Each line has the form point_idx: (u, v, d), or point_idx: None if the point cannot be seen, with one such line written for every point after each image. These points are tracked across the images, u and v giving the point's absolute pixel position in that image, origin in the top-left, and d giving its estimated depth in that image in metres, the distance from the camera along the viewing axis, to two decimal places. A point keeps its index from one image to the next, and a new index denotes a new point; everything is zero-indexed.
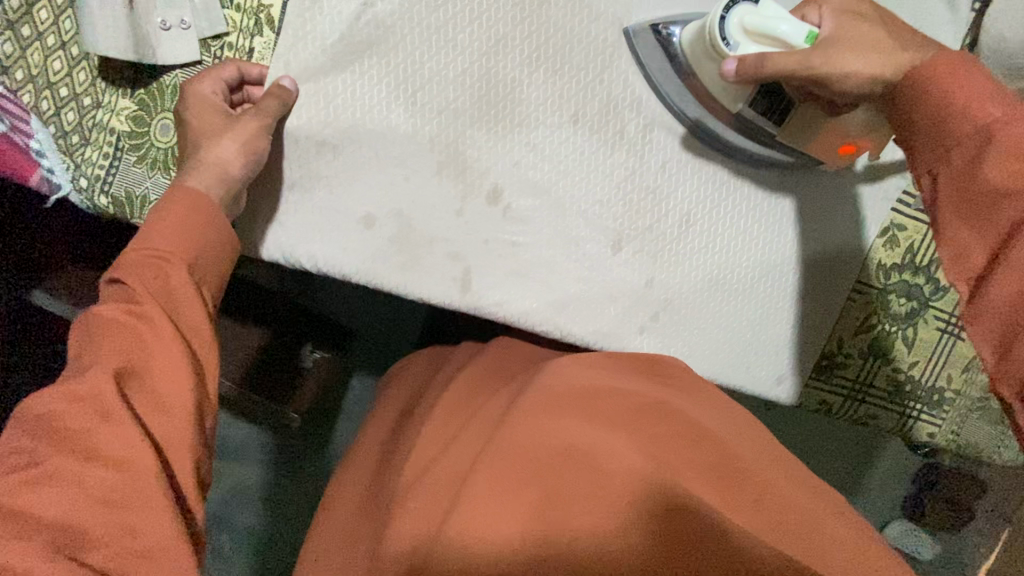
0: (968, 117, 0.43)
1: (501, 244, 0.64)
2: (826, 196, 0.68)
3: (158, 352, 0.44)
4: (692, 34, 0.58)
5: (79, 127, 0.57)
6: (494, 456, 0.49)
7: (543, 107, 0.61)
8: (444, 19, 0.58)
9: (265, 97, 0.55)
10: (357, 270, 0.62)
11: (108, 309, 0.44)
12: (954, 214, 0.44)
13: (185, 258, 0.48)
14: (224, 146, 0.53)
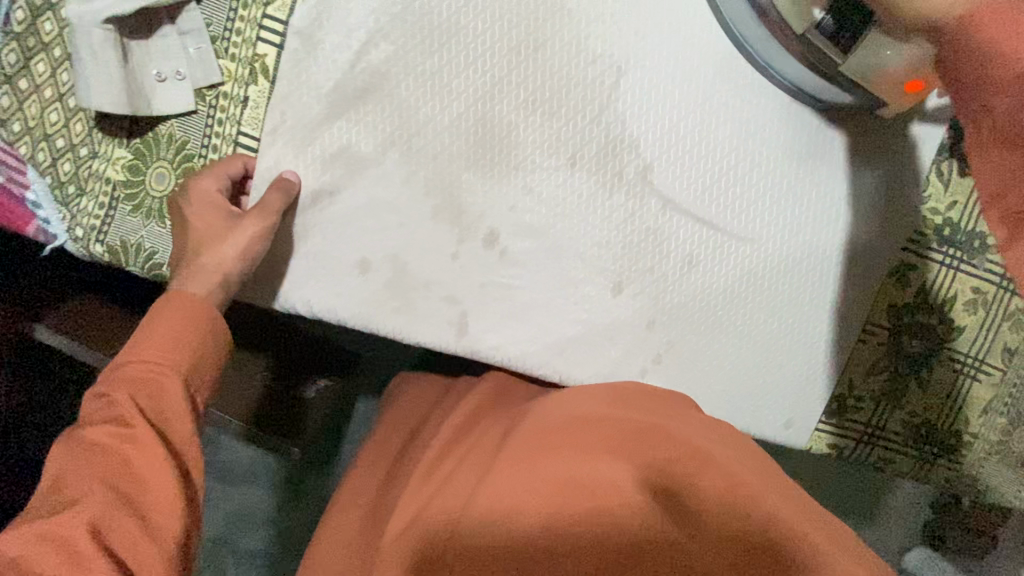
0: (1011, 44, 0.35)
1: (497, 286, 0.63)
2: (856, 197, 0.65)
3: (147, 475, 0.47)
4: None
5: (75, 177, 0.57)
6: (480, 508, 0.48)
7: (540, 148, 0.61)
8: (440, 64, 0.57)
9: (270, 191, 0.56)
10: (352, 315, 0.61)
11: (95, 430, 0.48)
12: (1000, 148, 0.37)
13: (180, 368, 0.53)
14: (226, 250, 0.55)
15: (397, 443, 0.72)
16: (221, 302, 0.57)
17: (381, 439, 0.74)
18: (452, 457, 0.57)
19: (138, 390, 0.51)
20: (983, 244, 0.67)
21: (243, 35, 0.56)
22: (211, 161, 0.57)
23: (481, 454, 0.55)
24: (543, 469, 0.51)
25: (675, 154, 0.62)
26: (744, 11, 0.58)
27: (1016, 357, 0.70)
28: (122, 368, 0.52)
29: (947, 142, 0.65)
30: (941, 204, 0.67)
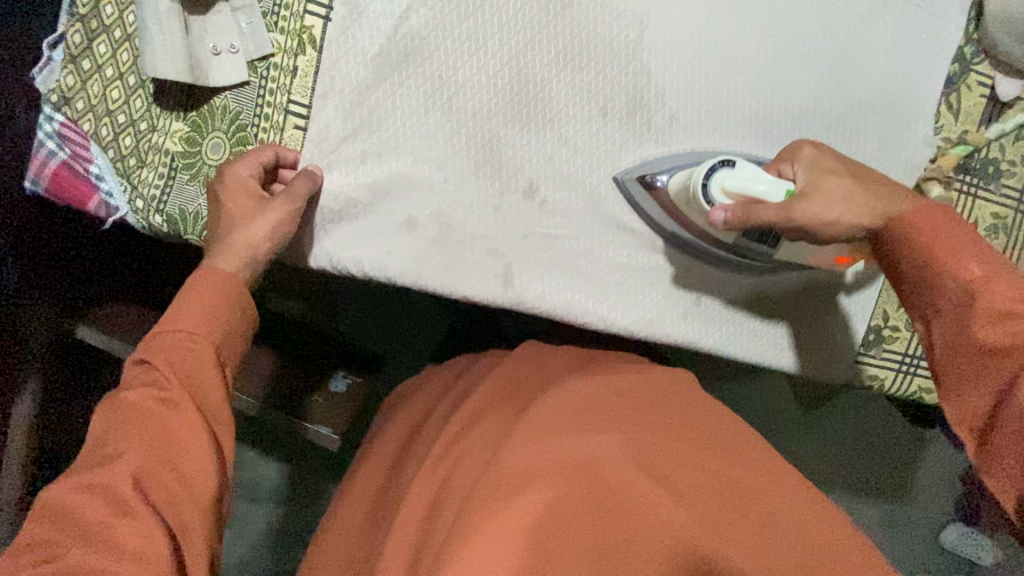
0: (952, 268, 0.48)
1: (539, 238, 0.65)
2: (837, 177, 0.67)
3: (185, 435, 0.48)
4: (679, 185, 0.62)
5: (136, 151, 0.59)
6: (514, 448, 0.50)
7: (572, 103, 0.64)
8: (476, 27, 0.61)
9: (297, 179, 0.59)
10: (402, 272, 0.63)
11: (135, 392, 0.49)
12: (946, 354, 0.49)
13: (213, 337, 0.53)
14: (257, 229, 0.57)
15: (427, 396, 0.71)
16: (248, 281, 0.58)
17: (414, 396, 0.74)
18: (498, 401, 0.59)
19: (173, 357, 0.51)
20: (996, 170, 0.70)
21: (292, 9, 0.59)
22: (244, 153, 0.59)
23: (512, 417, 0.55)
24: (573, 428, 0.52)
25: (699, 101, 0.65)
26: (664, 216, 0.65)
27: None
28: (160, 337, 0.52)
29: (954, 74, 0.69)
30: (954, 134, 0.69)
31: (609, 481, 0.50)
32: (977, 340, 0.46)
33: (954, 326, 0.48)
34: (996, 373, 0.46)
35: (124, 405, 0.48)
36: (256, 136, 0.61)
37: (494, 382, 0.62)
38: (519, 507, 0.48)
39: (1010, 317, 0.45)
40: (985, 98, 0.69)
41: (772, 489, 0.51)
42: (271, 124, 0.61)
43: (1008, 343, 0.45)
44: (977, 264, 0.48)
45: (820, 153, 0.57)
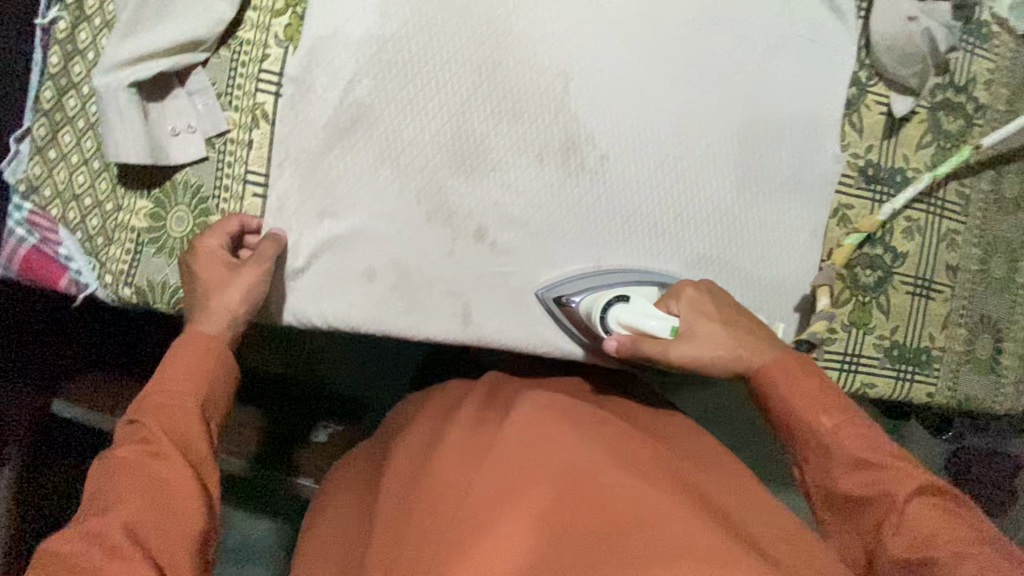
0: (810, 420, 0.56)
1: (492, 276, 0.70)
2: (748, 224, 0.74)
3: (173, 482, 0.51)
4: (587, 311, 0.68)
5: (103, 230, 0.63)
6: (506, 463, 0.55)
7: (510, 152, 0.70)
8: (415, 92, 0.67)
9: (264, 241, 0.63)
10: (364, 320, 0.67)
11: (126, 449, 0.52)
12: (820, 496, 0.56)
13: (197, 396, 0.57)
14: (230, 294, 0.61)
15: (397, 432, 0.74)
16: (230, 342, 0.61)
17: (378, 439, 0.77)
18: (480, 427, 0.62)
19: (161, 415, 0.54)
20: (904, 178, 0.77)
21: (244, 88, 0.64)
22: (212, 224, 0.63)
23: (486, 442, 0.59)
24: (556, 440, 0.57)
25: (627, 142, 0.72)
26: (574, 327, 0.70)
27: (960, 274, 0.79)
28: (150, 396, 0.55)
29: (853, 95, 0.76)
30: (859, 149, 0.77)
31: (606, 477, 0.54)
32: (842, 487, 0.53)
33: (825, 474, 0.55)
34: (867, 517, 0.52)
35: (115, 463, 0.51)
36: (217, 206, 0.65)
37: (466, 414, 0.65)
38: (516, 517, 0.51)
39: (862, 466, 0.53)
40: (884, 115, 0.76)
41: (727, 492, 0.57)
42: (231, 194, 0.65)
43: (865, 491, 0.52)
44: (831, 416, 0.55)
45: (700, 296, 0.64)
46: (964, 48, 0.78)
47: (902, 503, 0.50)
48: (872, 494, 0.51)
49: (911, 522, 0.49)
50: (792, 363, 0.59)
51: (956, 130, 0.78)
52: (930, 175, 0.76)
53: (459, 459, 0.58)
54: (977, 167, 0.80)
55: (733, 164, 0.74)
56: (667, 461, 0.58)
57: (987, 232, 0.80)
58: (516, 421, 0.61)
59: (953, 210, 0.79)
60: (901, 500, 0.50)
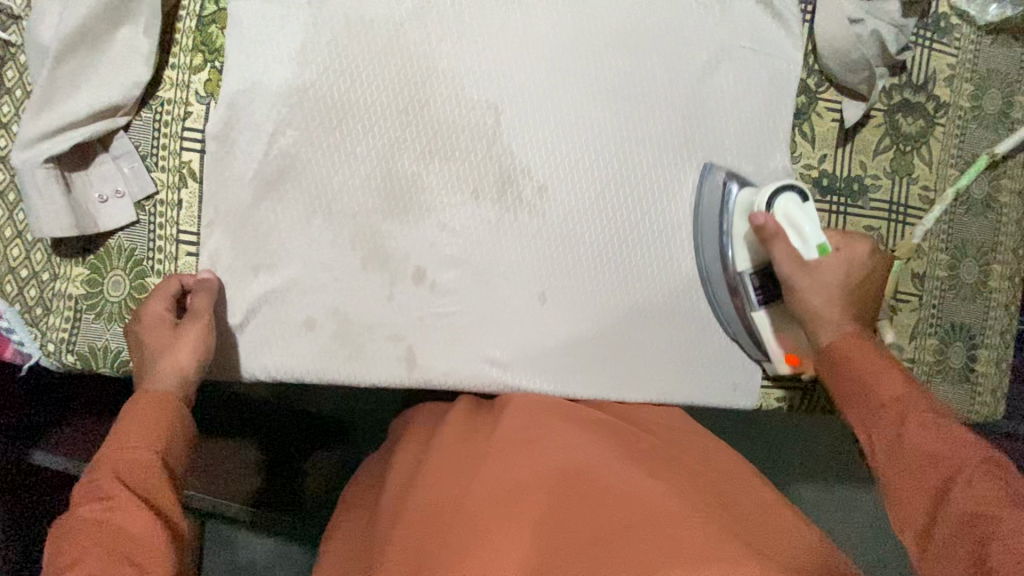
0: (879, 386, 0.52)
1: (434, 317, 0.69)
2: (713, 210, 0.71)
3: (137, 532, 0.46)
4: (745, 200, 0.68)
5: (42, 300, 0.64)
6: (499, 467, 0.53)
7: (444, 190, 0.68)
8: (342, 137, 0.66)
9: (198, 294, 0.62)
10: (307, 370, 0.67)
11: (85, 509, 0.47)
12: (884, 464, 0.49)
13: (157, 446, 0.53)
14: (172, 355, 0.59)
15: (376, 480, 0.69)
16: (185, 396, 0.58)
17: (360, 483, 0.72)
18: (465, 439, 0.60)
19: (121, 469, 0.50)
20: (862, 186, 0.74)
21: (168, 148, 0.64)
22: (153, 288, 0.63)
23: (472, 454, 0.57)
24: (548, 444, 0.56)
25: (565, 172, 0.70)
26: (711, 230, 0.71)
27: (928, 281, 0.76)
28: (107, 453, 0.51)
29: (802, 102, 0.73)
30: (812, 160, 0.74)
31: (601, 472, 0.52)
32: (908, 444, 0.47)
33: (889, 438, 0.49)
34: (933, 480, 0.45)
35: (72, 525, 0.46)
36: (153, 268, 0.65)
37: (449, 429, 0.63)
38: (513, 520, 0.48)
39: (936, 425, 0.47)
40: (836, 122, 0.74)
41: (733, 494, 0.53)
42: (165, 255, 0.65)
43: (936, 448, 0.46)
44: (901, 382, 0.52)
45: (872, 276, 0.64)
46: (920, 45, 0.74)
47: (973, 463, 0.43)
48: (941, 454, 0.45)
49: (980, 481, 0.42)
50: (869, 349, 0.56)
51: (916, 132, 0.75)
52: (953, 189, 0.74)
53: (444, 478, 0.55)
54: (941, 169, 0.76)
55: (680, 185, 0.71)
56: (668, 464, 0.56)
57: (954, 236, 0.77)
58: (505, 429, 0.59)
59: (917, 218, 0.76)
60: (974, 462, 0.43)
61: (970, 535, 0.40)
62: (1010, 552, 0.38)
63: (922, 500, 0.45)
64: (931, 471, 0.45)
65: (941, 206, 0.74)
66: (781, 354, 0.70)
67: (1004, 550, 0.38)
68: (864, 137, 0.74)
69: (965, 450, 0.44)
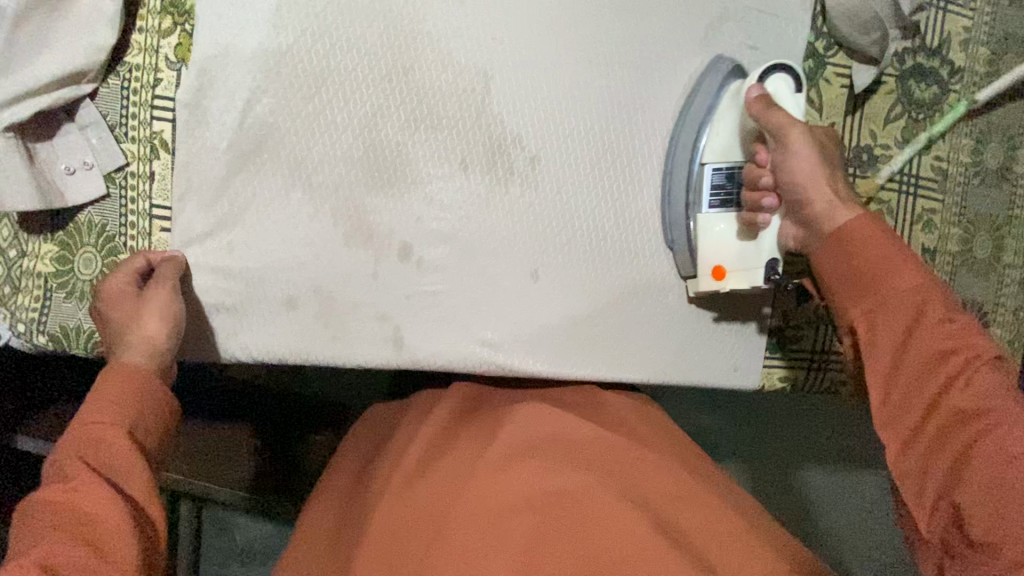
0: (897, 278, 0.50)
1: (421, 296, 0.66)
2: (698, 107, 0.67)
3: (96, 512, 0.45)
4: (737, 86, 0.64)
5: (10, 279, 0.61)
6: (487, 486, 0.53)
7: (431, 161, 0.65)
8: (322, 105, 0.62)
9: (163, 265, 0.60)
10: (289, 351, 0.65)
11: (46, 490, 0.46)
12: (890, 356, 0.49)
13: (123, 424, 0.51)
14: (140, 326, 0.56)
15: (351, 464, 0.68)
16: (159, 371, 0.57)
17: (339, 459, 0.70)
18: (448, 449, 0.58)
19: (87, 449, 0.49)
20: (872, 156, 0.70)
21: (139, 117, 0.61)
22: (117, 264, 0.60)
23: (456, 466, 0.56)
24: (535, 458, 0.55)
25: (558, 142, 0.66)
26: (690, 128, 0.67)
27: (939, 257, 0.73)
28: (73, 431, 0.50)
29: (810, 65, 0.69)
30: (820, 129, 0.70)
31: (587, 492, 0.53)
32: (921, 347, 0.48)
33: (900, 337, 0.49)
34: (938, 380, 0.47)
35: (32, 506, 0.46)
36: (126, 244, 0.62)
37: (432, 430, 0.61)
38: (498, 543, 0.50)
39: (948, 326, 0.47)
40: (845, 88, 0.69)
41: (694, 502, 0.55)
42: (138, 231, 0.62)
43: (947, 350, 0.47)
44: (913, 275, 0.50)
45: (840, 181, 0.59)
46: (934, 5, 0.70)
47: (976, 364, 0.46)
48: (950, 354, 0.47)
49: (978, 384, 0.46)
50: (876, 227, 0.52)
51: (930, 99, 0.71)
52: (926, 135, 0.70)
53: (427, 487, 0.55)
54: (955, 138, 0.72)
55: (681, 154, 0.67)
56: (649, 475, 0.57)
57: (967, 209, 0.73)
58: (500, 443, 0.56)
59: (929, 190, 0.72)
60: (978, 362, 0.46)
61: (963, 429, 0.45)
62: (1001, 451, 0.43)
63: (925, 386, 0.47)
64: (943, 363, 0.47)
65: (910, 149, 0.70)
66: (711, 263, 0.66)
67: (985, 451, 0.44)
68: (874, 104, 0.70)
69: (980, 347, 0.47)
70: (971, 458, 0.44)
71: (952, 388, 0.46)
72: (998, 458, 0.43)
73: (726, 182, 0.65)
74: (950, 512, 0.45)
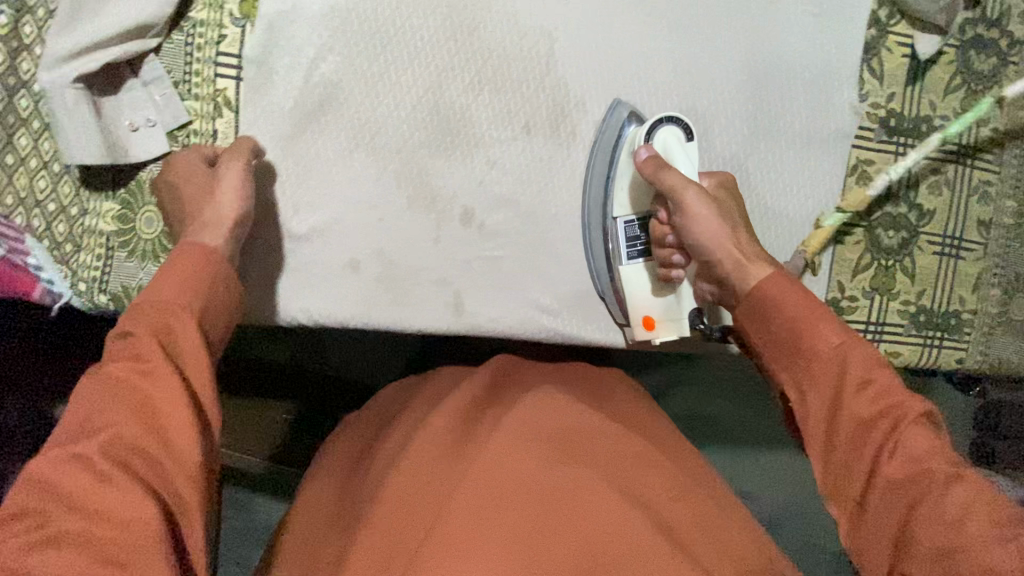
0: (814, 342, 0.47)
1: (482, 261, 0.66)
2: (606, 151, 0.65)
3: (166, 405, 0.43)
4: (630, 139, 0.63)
5: (71, 236, 0.60)
6: (475, 479, 0.51)
7: (494, 125, 0.64)
8: (387, 66, 0.62)
9: (241, 143, 0.59)
10: (351, 315, 0.64)
11: (115, 366, 0.44)
12: (823, 418, 0.46)
13: (193, 310, 0.48)
14: (221, 201, 0.54)
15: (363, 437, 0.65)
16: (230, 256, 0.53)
17: (353, 426, 0.68)
18: (459, 436, 0.57)
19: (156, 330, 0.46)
20: (931, 127, 0.70)
21: (202, 74, 0.60)
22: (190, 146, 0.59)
23: (445, 471, 0.53)
24: (530, 455, 0.53)
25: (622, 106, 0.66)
26: (603, 171, 0.65)
27: (993, 230, 0.73)
28: (139, 307, 0.47)
29: (874, 32, 0.69)
30: (880, 98, 0.69)
31: (572, 492, 0.51)
32: (850, 413, 0.45)
33: (826, 399, 0.46)
34: (870, 439, 0.44)
35: (102, 381, 0.43)
36: None
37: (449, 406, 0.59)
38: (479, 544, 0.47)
39: (869, 385, 0.45)
40: (906, 57, 0.69)
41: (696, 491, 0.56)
42: None
43: (877, 411, 0.44)
44: (836, 330, 0.47)
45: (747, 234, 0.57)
46: None
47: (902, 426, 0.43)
48: (883, 412, 0.44)
49: (902, 444, 0.43)
50: (791, 287, 0.50)
51: (989, 70, 0.71)
52: (939, 137, 0.67)
53: (412, 477, 0.53)
54: (1012, 111, 0.72)
55: (743, 124, 0.67)
56: (657, 467, 0.56)
57: (1023, 182, 0.73)
58: (503, 426, 0.55)
59: (985, 162, 0.72)
60: (909, 424, 0.43)
61: (900, 496, 0.42)
62: (936, 520, 0.40)
63: (860, 454, 0.44)
64: (872, 431, 0.44)
65: (919, 153, 0.67)
66: (642, 313, 0.64)
67: (929, 516, 0.40)
68: (935, 75, 0.70)
69: (908, 406, 0.44)
70: (913, 526, 0.41)
71: (883, 459, 0.43)
72: (940, 527, 0.40)
73: (639, 233, 0.64)
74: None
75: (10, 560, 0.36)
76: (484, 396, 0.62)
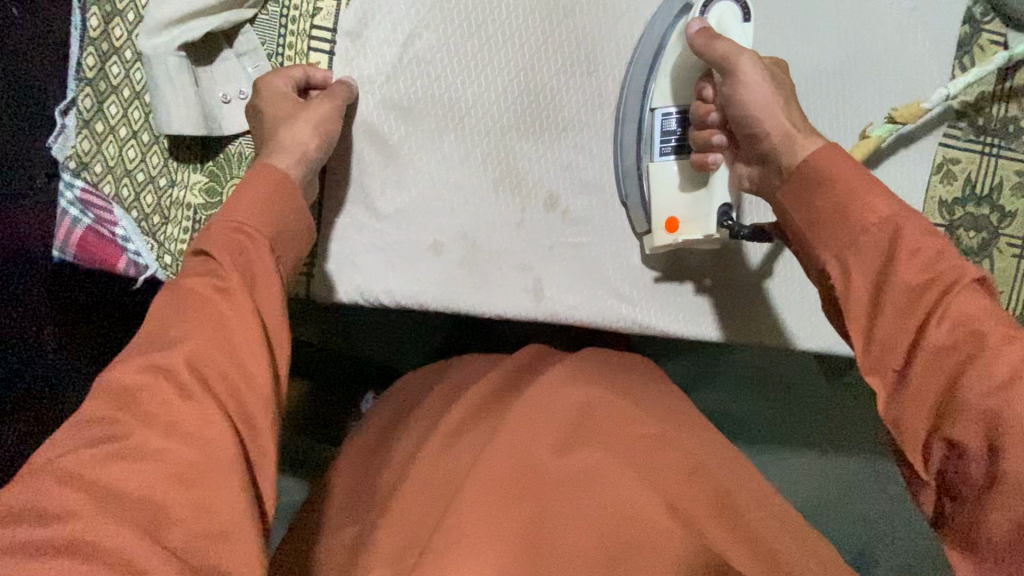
0: (868, 204, 0.46)
1: (564, 248, 0.65)
2: (650, 49, 0.63)
3: (238, 327, 0.43)
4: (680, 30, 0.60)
5: (159, 209, 0.59)
6: (492, 455, 0.48)
7: (583, 109, 0.64)
8: (480, 45, 0.61)
9: (337, 84, 0.57)
10: (433, 299, 0.63)
11: (194, 280, 0.44)
12: (873, 298, 0.44)
13: (267, 237, 0.47)
14: (299, 127, 0.53)
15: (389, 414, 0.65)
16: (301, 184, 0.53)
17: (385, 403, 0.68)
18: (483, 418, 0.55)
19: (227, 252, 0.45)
20: (1018, 129, 0.70)
21: (295, 48, 0.59)
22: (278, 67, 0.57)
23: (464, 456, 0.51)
24: (552, 437, 0.50)
25: None
26: (642, 75, 0.63)
27: None
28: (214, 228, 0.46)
29: (969, 30, 0.68)
30: (971, 96, 0.69)
31: (590, 484, 0.48)
32: (899, 276, 0.43)
33: (876, 266, 0.45)
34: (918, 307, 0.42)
35: (182, 293, 0.43)
36: None
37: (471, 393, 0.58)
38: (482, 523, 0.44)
39: (919, 250, 0.43)
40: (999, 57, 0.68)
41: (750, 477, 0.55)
42: None
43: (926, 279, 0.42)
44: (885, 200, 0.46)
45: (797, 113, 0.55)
46: None
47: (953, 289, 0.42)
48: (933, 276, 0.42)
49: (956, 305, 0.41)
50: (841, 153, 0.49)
51: None
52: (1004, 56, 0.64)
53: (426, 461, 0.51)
54: None
55: (834, 117, 0.66)
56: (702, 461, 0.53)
57: None
58: (511, 415, 0.51)
59: None
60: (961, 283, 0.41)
61: (948, 359, 0.41)
62: (986, 378, 0.39)
63: (907, 322, 0.43)
64: (922, 295, 0.42)
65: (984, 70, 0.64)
66: (668, 213, 0.63)
67: (980, 372, 0.39)
68: None
69: (959, 268, 0.42)
70: (958, 392, 0.40)
71: (935, 323, 0.41)
72: (987, 389, 0.38)
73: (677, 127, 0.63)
74: (943, 448, 0.41)
75: (90, 467, 0.36)
76: (502, 383, 0.59)
